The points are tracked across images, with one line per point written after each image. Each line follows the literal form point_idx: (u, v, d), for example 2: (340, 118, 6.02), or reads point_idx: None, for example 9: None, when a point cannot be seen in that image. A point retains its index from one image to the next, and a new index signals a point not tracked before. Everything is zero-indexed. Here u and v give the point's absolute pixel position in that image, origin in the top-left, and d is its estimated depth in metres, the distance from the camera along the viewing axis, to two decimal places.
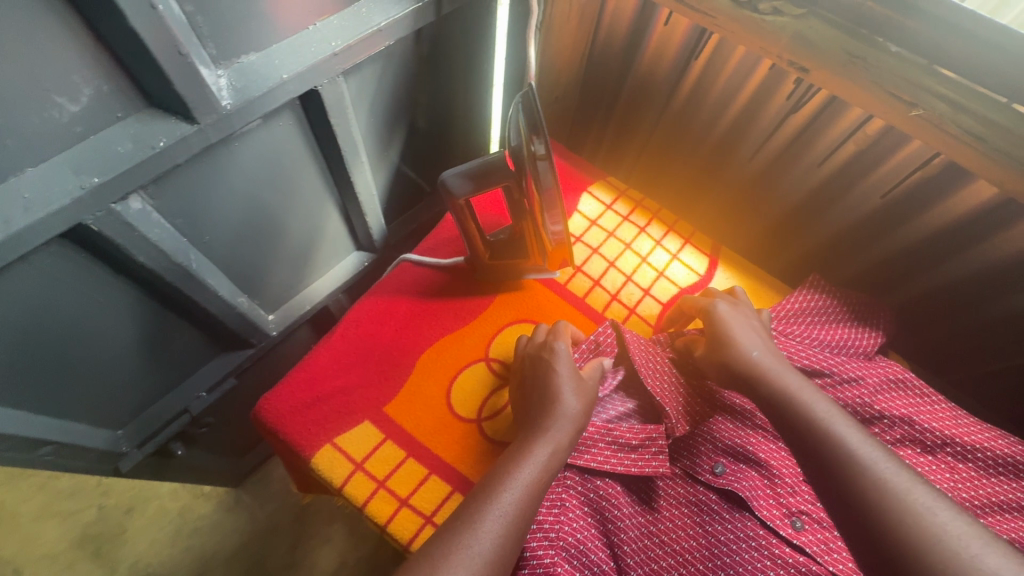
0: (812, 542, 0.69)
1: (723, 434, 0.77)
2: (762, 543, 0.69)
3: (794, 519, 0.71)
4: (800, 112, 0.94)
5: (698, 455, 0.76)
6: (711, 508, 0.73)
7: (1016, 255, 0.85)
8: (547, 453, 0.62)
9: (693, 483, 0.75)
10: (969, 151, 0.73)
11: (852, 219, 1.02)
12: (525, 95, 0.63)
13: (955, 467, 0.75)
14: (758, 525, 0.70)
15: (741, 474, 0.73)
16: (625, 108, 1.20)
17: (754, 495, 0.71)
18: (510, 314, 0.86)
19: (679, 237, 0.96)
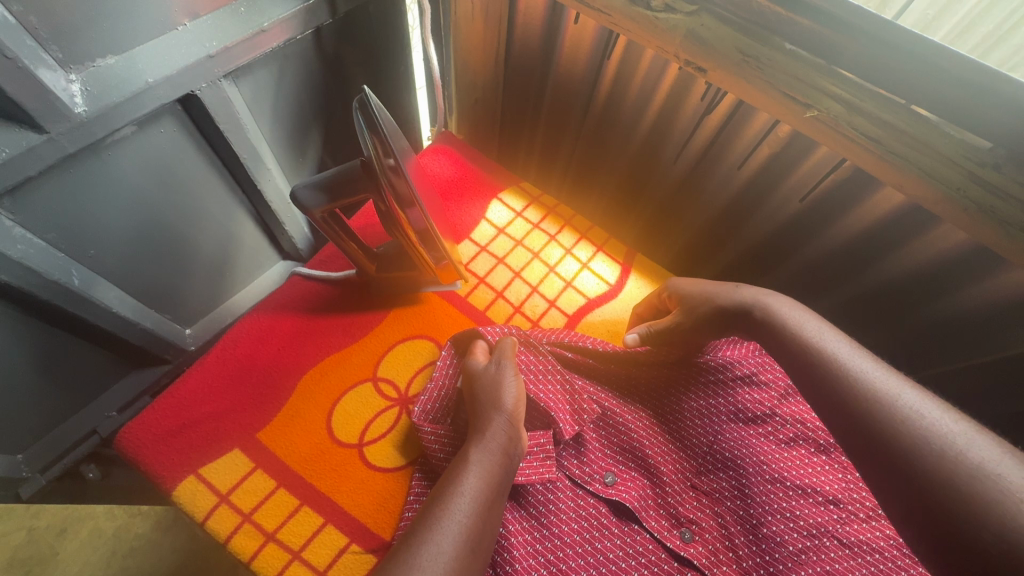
0: (700, 555, 0.67)
1: (618, 439, 0.76)
2: (646, 555, 0.68)
3: (683, 530, 0.69)
4: (714, 113, 0.90)
5: (586, 464, 0.73)
6: (601, 523, 0.70)
7: (932, 261, 0.82)
8: (491, 460, 0.59)
9: (584, 496, 0.72)
10: (869, 156, 0.70)
11: (776, 224, 0.98)
12: (362, 101, 0.58)
13: (848, 467, 0.70)
14: (647, 538, 0.69)
15: (629, 483, 0.72)
16: (550, 111, 1.15)
17: (642, 506, 0.70)
18: (404, 330, 0.81)
19: (590, 245, 0.92)
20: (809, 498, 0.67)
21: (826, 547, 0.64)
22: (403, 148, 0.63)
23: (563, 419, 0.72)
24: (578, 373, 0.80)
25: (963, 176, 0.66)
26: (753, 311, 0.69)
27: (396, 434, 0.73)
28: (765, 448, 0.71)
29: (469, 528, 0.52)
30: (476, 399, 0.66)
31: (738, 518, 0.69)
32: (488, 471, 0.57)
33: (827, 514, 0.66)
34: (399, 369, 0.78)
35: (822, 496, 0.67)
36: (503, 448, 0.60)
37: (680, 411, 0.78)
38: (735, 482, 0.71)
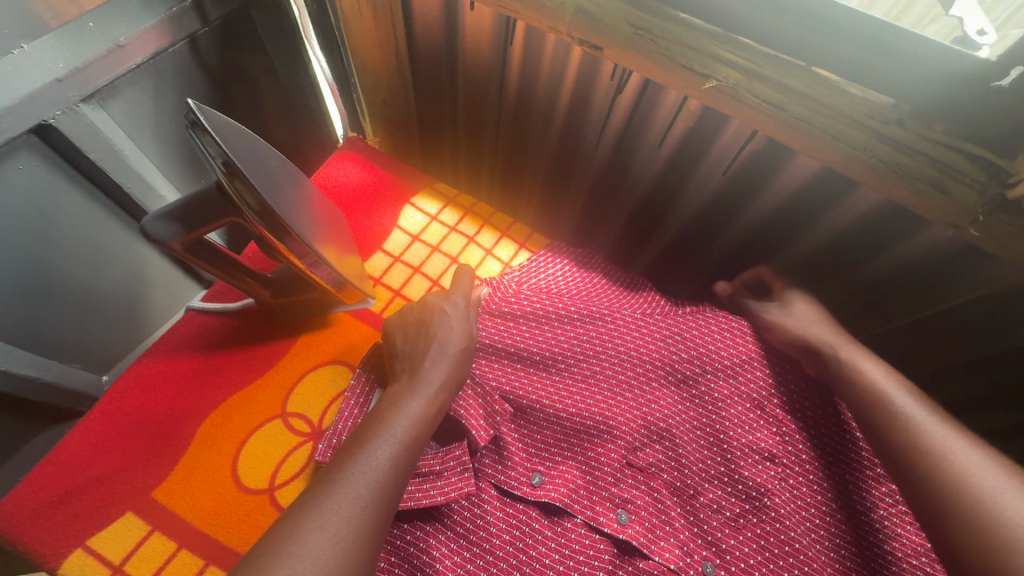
0: (638, 535, 0.66)
1: (539, 429, 0.74)
2: (582, 545, 0.66)
3: (619, 512, 0.68)
4: (625, 91, 0.85)
5: (506, 471, 0.69)
6: (530, 529, 0.67)
7: (856, 222, 0.79)
8: (410, 424, 0.57)
9: (509, 505, 0.68)
10: (772, 122, 0.66)
11: (704, 198, 0.95)
12: (195, 121, 0.52)
13: (783, 420, 0.72)
14: (578, 524, 0.68)
15: (559, 477, 0.70)
16: (466, 109, 1.10)
17: (573, 499, 0.68)
18: (314, 357, 0.75)
19: (513, 243, 0.89)
20: (750, 458, 0.70)
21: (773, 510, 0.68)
22: (251, 160, 0.57)
23: (475, 426, 0.69)
24: (487, 362, 0.77)
25: (869, 135, 0.62)
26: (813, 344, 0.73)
27: (309, 473, 0.67)
28: (697, 409, 0.75)
29: (377, 494, 0.50)
30: (389, 393, 0.62)
31: (673, 491, 0.72)
32: (397, 448, 0.55)
33: (768, 470, 0.70)
34: (311, 400, 0.72)
35: (761, 454, 0.70)
36: (436, 409, 0.60)
37: (614, 384, 0.76)
38: (668, 452, 0.73)
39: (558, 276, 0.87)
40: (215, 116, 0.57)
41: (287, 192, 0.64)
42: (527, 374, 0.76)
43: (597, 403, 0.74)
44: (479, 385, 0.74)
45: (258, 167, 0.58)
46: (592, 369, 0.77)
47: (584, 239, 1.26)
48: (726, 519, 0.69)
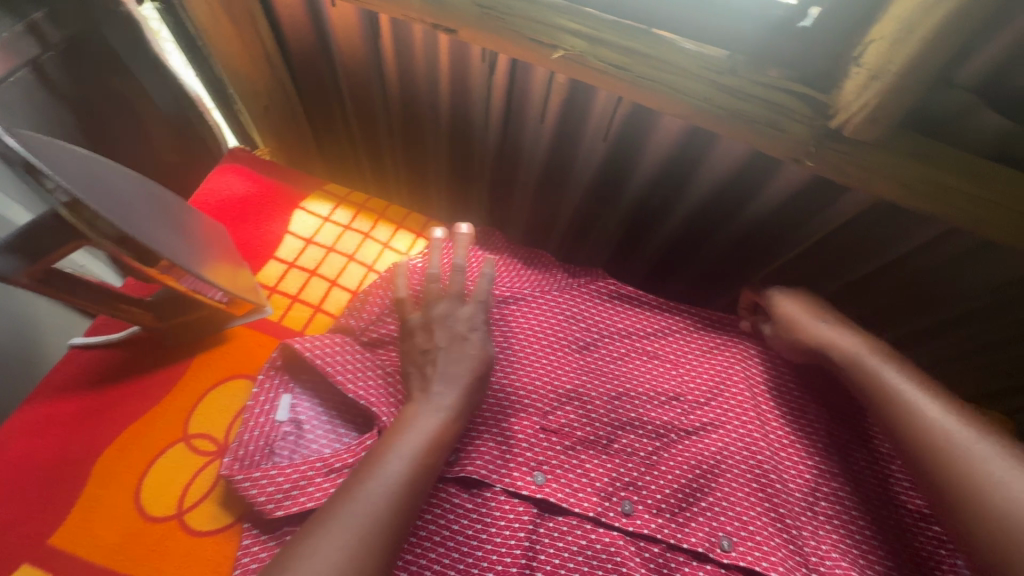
0: (555, 493, 0.69)
1: None
2: (504, 513, 0.68)
3: (537, 474, 0.70)
4: (498, 70, 0.89)
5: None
6: (451, 505, 0.68)
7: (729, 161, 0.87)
8: (421, 442, 0.60)
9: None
10: (620, 83, 0.69)
11: (597, 158, 1.00)
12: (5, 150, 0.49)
13: (677, 363, 0.82)
14: (498, 492, 0.69)
15: (477, 452, 0.71)
16: (355, 107, 1.10)
17: (489, 469, 0.70)
18: (213, 375, 0.74)
19: (410, 232, 0.89)
20: (655, 399, 0.78)
21: (691, 435, 0.75)
22: (95, 191, 0.57)
23: (386, 413, 0.69)
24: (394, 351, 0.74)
25: (708, 86, 0.67)
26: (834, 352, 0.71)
27: (219, 491, 0.66)
28: (603, 370, 0.79)
29: (376, 525, 0.52)
30: (400, 419, 0.63)
31: (589, 444, 0.74)
32: (407, 467, 0.57)
33: (668, 409, 0.77)
34: (212, 419, 0.70)
35: (665, 396, 0.78)
36: (447, 430, 0.62)
37: (524, 357, 0.78)
38: (581, 411, 0.75)
39: (459, 260, 0.87)
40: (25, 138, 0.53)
41: (140, 208, 0.65)
42: None
43: (505, 375, 0.76)
44: (393, 374, 0.72)
45: (101, 193, 0.58)
46: (500, 344, 0.79)
47: (502, 217, 1.28)
48: (639, 460, 0.73)
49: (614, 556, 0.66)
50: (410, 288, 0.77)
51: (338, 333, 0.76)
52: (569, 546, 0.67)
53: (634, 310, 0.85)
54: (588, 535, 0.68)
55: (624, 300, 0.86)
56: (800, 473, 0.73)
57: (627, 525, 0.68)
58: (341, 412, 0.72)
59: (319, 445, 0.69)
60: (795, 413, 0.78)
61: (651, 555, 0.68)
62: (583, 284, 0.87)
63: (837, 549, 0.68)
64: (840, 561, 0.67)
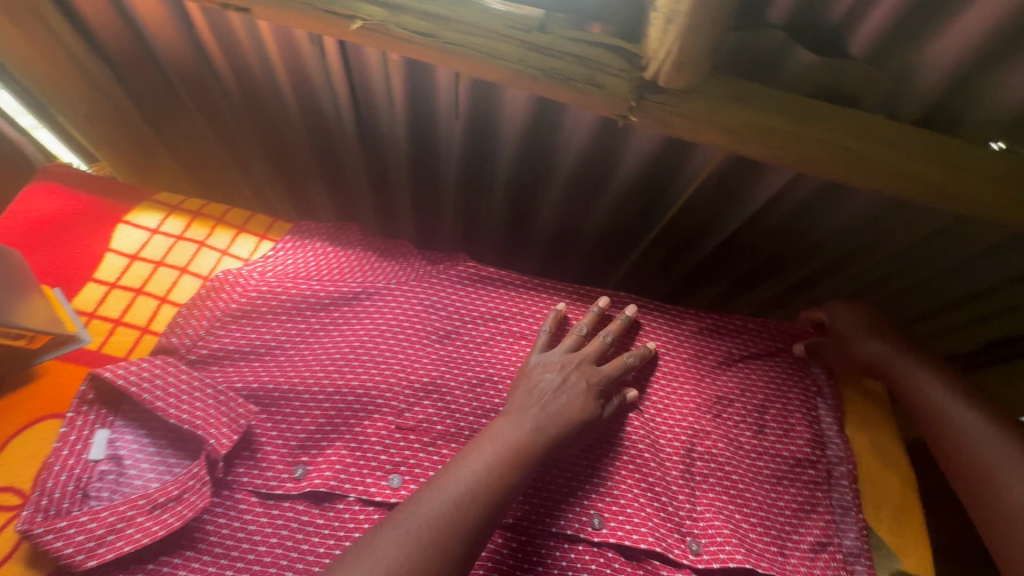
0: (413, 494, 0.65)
1: (297, 422, 0.68)
2: (358, 524, 0.63)
3: (393, 477, 0.66)
4: (329, 52, 0.83)
5: (263, 472, 0.65)
6: (300, 523, 0.63)
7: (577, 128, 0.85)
8: (505, 451, 0.59)
9: (269, 508, 0.64)
10: (431, 51, 0.64)
11: (458, 140, 0.96)
12: None
13: None
14: (352, 501, 0.65)
15: (324, 461, 0.66)
16: (197, 105, 1.03)
17: (340, 479, 0.65)
18: (15, 419, 0.64)
19: (253, 236, 0.83)
20: None
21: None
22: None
23: (214, 435, 0.63)
24: (230, 368, 0.70)
25: (519, 48, 0.63)
26: (878, 361, 0.76)
27: (20, 551, 0.58)
28: (465, 357, 0.75)
29: (434, 528, 0.52)
30: (468, 446, 0.61)
31: (450, 437, 0.69)
32: (460, 500, 0.54)
33: None
34: (12, 470, 0.61)
35: None
36: (522, 450, 0.60)
37: (378, 353, 0.73)
38: (440, 403, 0.71)
39: (308, 261, 0.82)
40: None
41: None
42: (279, 366, 0.71)
43: (357, 375, 0.71)
44: (224, 393, 0.67)
45: None
46: (351, 343, 0.74)
47: (386, 210, 1.22)
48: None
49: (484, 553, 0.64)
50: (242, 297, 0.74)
51: (160, 355, 0.69)
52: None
53: (498, 292, 0.82)
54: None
55: (486, 284, 0.83)
56: (676, 438, 0.75)
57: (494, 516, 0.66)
58: (169, 440, 0.66)
59: (142, 481, 0.63)
60: (678, 378, 0.80)
61: (517, 542, 0.66)
62: (442, 270, 0.83)
63: (712, 512, 0.71)
64: (715, 523, 0.70)
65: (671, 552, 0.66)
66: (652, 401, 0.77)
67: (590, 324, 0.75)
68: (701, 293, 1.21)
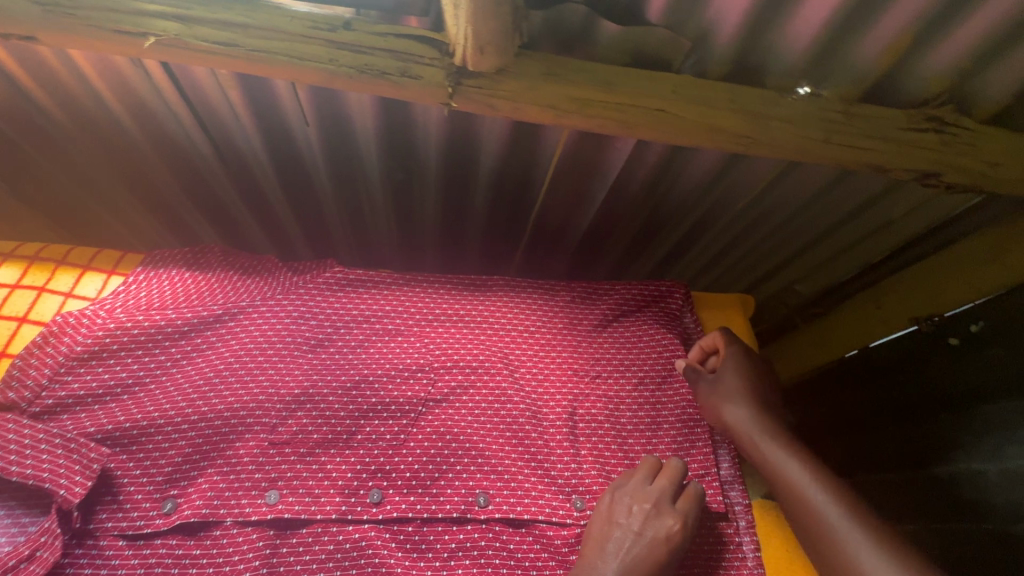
0: (291, 506, 0.64)
1: (163, 456, 0.66)
2: (235, 547, 0.62)
3: (269, 494, 0.65)
4: (153, 73, 0.80)
5: (129, 513, 0.63)
6: (172, 557, 0.61)
7: (425, 121, 0.86)
8: None
9: (138, 550, 0.62)
10: (239, 61, 0.64)
11: (318, 148, 0.95)
12: None
13: (426, 333, 0.80)
14: (230, 525, 0.63)
15: (193, 492, 0.65)
16: (34, 143, 0.97)
17: (212, 505, 0.64)
18: None
19: (100, 273, 0.79)
20: (399, 376, 0.75)
21: (438, 400, 0.74)
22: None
23: (66, 484, 0.61)
24: (79, 414, 0.67)
25: (324, 48, 0.63)
26: (734, 423, 0.74)
27: None
28: (340, 363, 0.75)
29: None
30: None
31: (328, 443, 0.70)
32: None
33: (414, 385, 0.75)
34: None
35: (411, 368, 0.76)
36: None
37: (245, 374, 0.72)
38: (314, 412, 0.71)
39: (166, 290, 0.79)
40: None
41: None
42: (138, 403, 0.69)
43: (223, 397, 0.70)
44: (74, 441, 0.63)
45: None
46: (214, 366, 0.72)
47: (272, 229, 1.19)
48: (386, 443, 0.71)
49: (369, 551, 0.63)
50: (85, 338, 0.70)
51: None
52: (317, 554, 0.63)
53: (369, 294, 0.82)
54: (333, 538, 0.64)
55: (358, 286, 0.83)
56: (557, 407, 0.77)
57: (378, 514, 0.66)
58: (18, 498, 0.63)
59: None
60: (552, 348, 0.82)
61: (404, 534, 0.66)
62: (308, 280, 0.82)
63: (595, 470, 0.73)
64: (598, 479, 0.72)
65: (554, 515, 0.68)
66: (529, 376, 0.79)
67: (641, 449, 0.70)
68: (596, 267, 1.24)
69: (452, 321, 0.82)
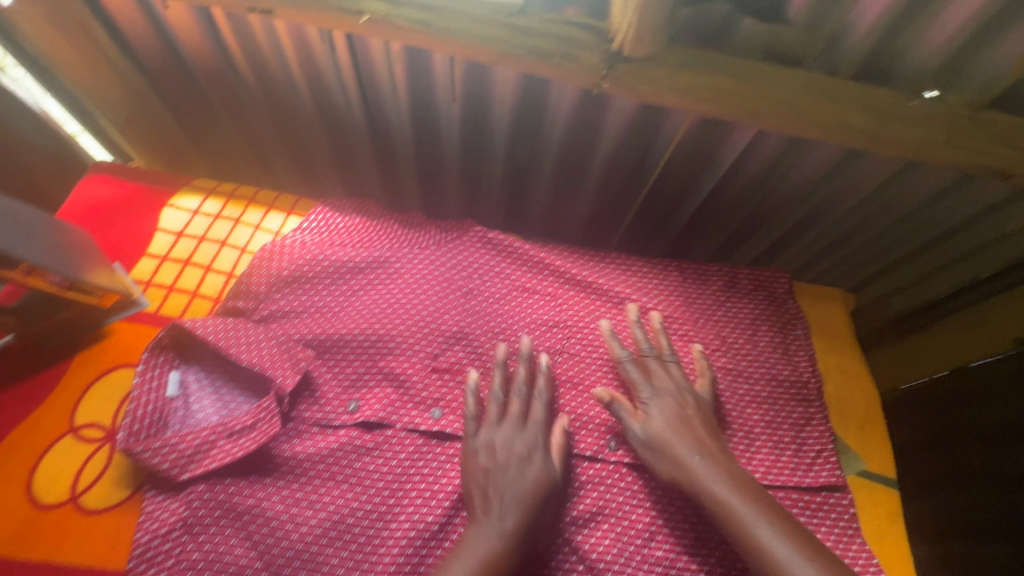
0: (452, 423, 0.76)
1: (344, 366, 0.79)
2: (404, 447, 0.75)
3: (433, 410, 0.77)
4: (338, 48, 0.95)
5: (322, 407, 0.76)
6: (354, 446, 0.74)
7: (569, 108, 0.95)
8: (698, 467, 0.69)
9: (325, 435, 0.75)
10: (427, 37, 0.77)
11: (458, 123, 1.06)
12: None
13: (558, 294, 0.89)
14: (399, 429, 0.76)
15: (372, 398, 0.77)
16: (224, 107, 1.13)
17: (389, 411, 0.76)
18: (95, 369, 0.77)
19: (281, 211, 0.94)
20: (538, 329, 0.85)
21: (568, 353, 0.84)
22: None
23: (282, 375, 0.75)
24: (285, 322, 0.80)
25: (502, 30, 0.74)
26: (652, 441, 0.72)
27: (112, 471, 0.70)
28: (485, 310, 0.86)
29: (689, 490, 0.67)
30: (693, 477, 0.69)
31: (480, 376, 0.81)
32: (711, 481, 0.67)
33: (548, 337, 0.85)
34: (97, 411, 0.74)
35: (545, 323, 0.86)
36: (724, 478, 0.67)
37: (407, 309, 0.84)
38: (468, 348, 0.83)
39: (339, 230, 0.91)
40: None
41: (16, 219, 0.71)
42: (326, 320, 0.82)
43: (397, 326, 0.82)
44: (286, 342, 0.78)
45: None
46: (390, 300, 0.84)
47: (396, 195, 1.32)
48: None
49: None
50: (290, 264, 0.84)
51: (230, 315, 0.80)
52: None
53: (510, 255, 0.91)
54: None
55: (497, 247, 0.91)
56: None
57: None
58: (232, 380, 0.77)
59: (213, 417, 0.74)
60: (668, 321, 0.89)
61: None
62: (455, 238, 0.92)
63: None
64: None
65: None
66: None
67: (502, 384, 0.77)
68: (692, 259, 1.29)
69: (578, 287, 0.90)
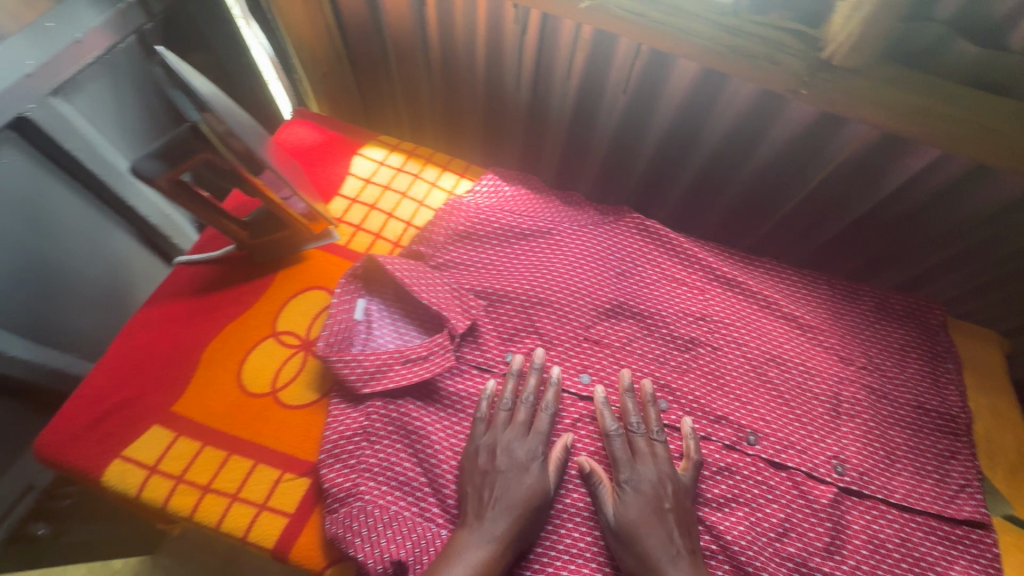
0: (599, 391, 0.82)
1: (505, 320, 0.86)
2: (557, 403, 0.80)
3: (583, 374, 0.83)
4: (529, 32, 1.02)
5: (485, 353, 0.83)
6: None
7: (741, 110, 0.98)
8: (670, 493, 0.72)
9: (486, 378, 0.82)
10: (637, 28, 0.82)
11: (620, 114, 1.11)
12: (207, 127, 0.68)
13: (705, 289, 0.92)
14: None
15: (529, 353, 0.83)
16: (402, 77, 1.25)
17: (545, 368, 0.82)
18: (295, 286, 0.87)
19: (454, 173, 1.03)
20: (683, 318, 0.88)
21: (712, 346, 0.87)
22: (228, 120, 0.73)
23: (456, 317, 0.81)
24: (457, 272, 0.88)
25: (711, 27, 0.79)
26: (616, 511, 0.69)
27: (305, 374, 0.80)
28: (635, 292, 0.90)
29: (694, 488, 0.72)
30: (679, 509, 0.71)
31: (628, 351, 0.85)
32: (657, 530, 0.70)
33: (693, 327, 0.88)
34: (295, 322, 0.84)
35: (692, 314, 0.89)
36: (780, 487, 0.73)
37: (565, 279, 0.88)
38: (618, 325, 0.87)
39: (507, 198, 0.98)
40: (222, 100, 0.73)
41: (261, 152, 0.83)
42: (493, 277, 0.88)
43: (557, 293, 0.87)
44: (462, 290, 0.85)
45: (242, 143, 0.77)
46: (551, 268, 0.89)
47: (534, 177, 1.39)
48: (671, 367, 0.85)
49: None
50: (465, 221, 0.92)
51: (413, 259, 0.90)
52: None
53: (664, 245, 0.95)
54: None
55: (651, 235, 0.96)
56: (813, 382, 0.85)
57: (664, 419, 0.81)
58: (409, 316, 0.85)
59: (391, 343, 0.83)
60: (813, 332, 0.90)
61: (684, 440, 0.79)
62: (613, 221, 0.97)
63: (853, 446, 0.80)
64: (854, 452, 0.80)
65: (816, 471, 0.78)
66: (789, 349, 0.88)
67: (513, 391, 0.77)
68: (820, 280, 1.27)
69: (725, 286, 0.93)
